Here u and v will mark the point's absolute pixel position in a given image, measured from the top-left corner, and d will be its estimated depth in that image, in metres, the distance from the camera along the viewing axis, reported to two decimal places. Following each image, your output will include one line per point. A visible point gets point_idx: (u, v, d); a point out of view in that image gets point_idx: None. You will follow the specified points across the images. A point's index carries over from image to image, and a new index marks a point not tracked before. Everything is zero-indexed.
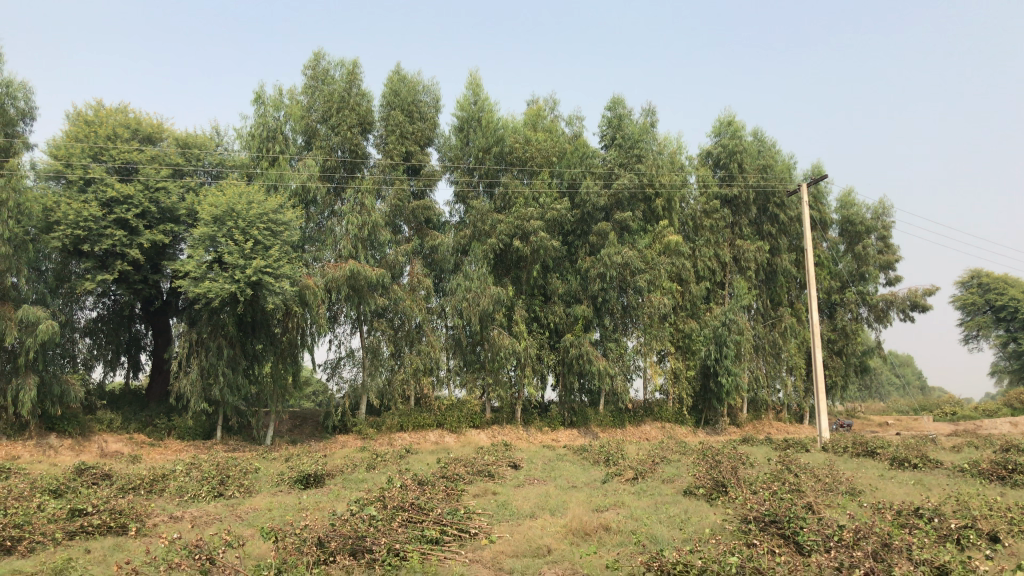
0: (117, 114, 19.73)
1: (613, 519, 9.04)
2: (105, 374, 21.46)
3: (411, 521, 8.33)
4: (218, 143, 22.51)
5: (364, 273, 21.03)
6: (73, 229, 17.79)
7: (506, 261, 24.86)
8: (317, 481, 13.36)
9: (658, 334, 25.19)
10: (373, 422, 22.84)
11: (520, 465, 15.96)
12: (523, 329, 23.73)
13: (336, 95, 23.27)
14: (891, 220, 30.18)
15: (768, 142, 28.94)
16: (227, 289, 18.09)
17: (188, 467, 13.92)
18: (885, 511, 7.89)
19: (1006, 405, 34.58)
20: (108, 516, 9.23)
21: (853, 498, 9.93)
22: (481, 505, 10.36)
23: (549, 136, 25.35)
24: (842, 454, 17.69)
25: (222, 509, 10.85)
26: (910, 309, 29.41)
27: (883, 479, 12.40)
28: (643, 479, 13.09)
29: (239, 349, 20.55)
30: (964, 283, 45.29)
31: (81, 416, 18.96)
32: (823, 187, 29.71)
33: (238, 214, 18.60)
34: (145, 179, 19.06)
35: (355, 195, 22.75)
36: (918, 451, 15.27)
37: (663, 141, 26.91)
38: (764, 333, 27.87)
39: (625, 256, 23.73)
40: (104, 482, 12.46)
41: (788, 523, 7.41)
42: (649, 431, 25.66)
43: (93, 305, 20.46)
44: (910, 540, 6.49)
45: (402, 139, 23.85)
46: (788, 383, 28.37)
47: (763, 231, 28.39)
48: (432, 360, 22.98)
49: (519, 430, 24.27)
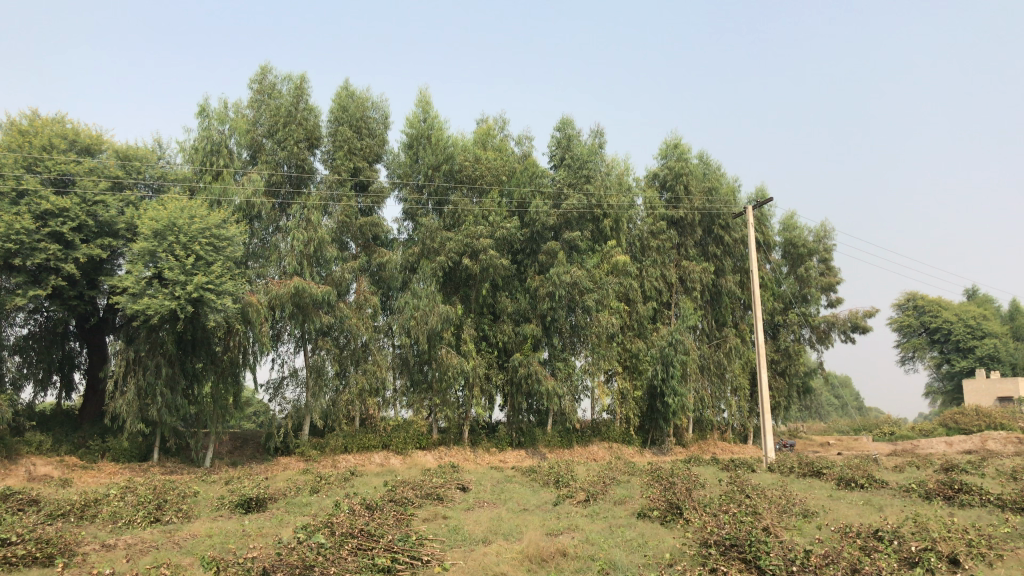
0: (53, 124, 19.05)
1: (568, 543, 8.83)
2: (36, 393, 20.59)
3: (360, 549, 8.01)
4: (160, 156, 21.98)
5: (309, 290, 20.65)
6: (4, 242, 16.95)
7: (455, 279, 24.62)
8: (259, 505, 12.89)
9: (606, 354, 25.08)
10: (316, 444, 22.22)
11: (468, 488, 15.66)
12: (472, 348, 23.44)
13: (282, 108, 22.76)
14: (832, 243, 30.77)
15: (713, 164, 29.32)
16: (167, 306, 17.52)
17: (123, 491, 13.32)
18: (846, 534, 7.85)
19: (941, 425, 35.36)
20: (34, 546, 8.70)
21: (808, 520, 9.89)
22: (431, 530, 10.08)
23: (498, 154, 25.33)
24: (789, 474, 17.80)
25: (159, 536, 10.37)
26: (851, 331, 29.98)
27: (834, 499, 12.41)
28: (596, 501, 12.91)
29: (178, 368, 19.76)
30: (901, 305, 46.38)
31: (7, 438, 18.09)
32: (767, 210, 30.19)
33: (180, 228, 18.01)
34: (82, 192, 18.50)
35: (301, 211, 22.29)
36: (864, 470, 15.39)
37: (611, 162, 27.03)
38: (710, 353, 28.04)
39: (574, 275, 23.81)
40: (31, 508, 11.84)
41: (750, 547, 7.28)
42: (597, 452, 25.54)
43: (24, 322, 19.66)
44: (881, 565, 6.50)
45: (350, 154, 23.49)
46: (732, 404, 28.50)
47: (708, 252, 28.60)
48: (378, 380, 22.62)
49: (466, 451, 23.96)
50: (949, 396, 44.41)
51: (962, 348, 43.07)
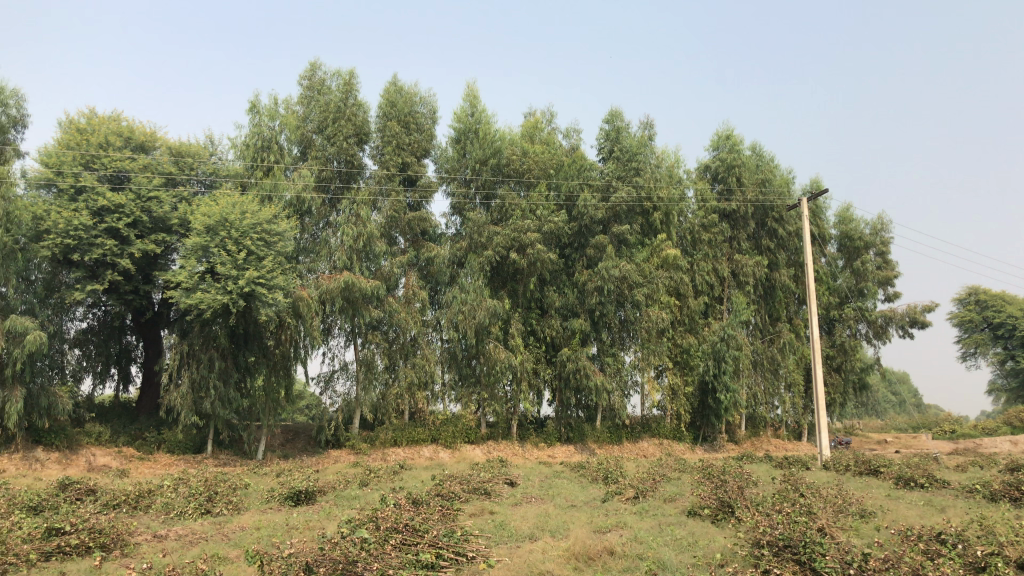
0: (109, 122, 19.40)
1: (617, 542, 8.64)
2: (95, 386, 21.06)
3: (405, 544, 7.95)
4: (212, 152, 22.23)
5: (359, 284, 20.73)
6: (63, 238, 17.45)
7: (503, 274, 24.49)
8: (308, 497, 12.94)
9: (656, 349, 24.74)
10: (366, 437, 22.37)
11: (517, 483, 15.55)
12: (520, 343, 23.35)
13: (332, 104, 23.01)
14: (890, 236, 29.89)
15: (766, 156, 28.74)
16: (219, 300, 17.71)
17: (176, 482, 13.47)
18: (906, 537, 7.55)
19: (1006, 423, 34.24)
20: (87, 536, 8.81)
21: (865, 521, 9.57)
22: (478, 525, 9.99)
23: (546, 148, 25.16)
24: (845, 472, 17.30)
25: (209, 528, 10.45)
26: (909, 326, 29.14)
27: (893, 499, 11.98)
28: (645, 499, 12.68)
29: (231, 362, 20.01)
30: (962, 300, 45.04)
31: (69, 429, 18.56)
32: (822, 203, 29.47)
33: (231, 224, 18.24)
34: (137, 188, 18.78)
35: (351, 206, 22.40)
36: (924, 470, 14.88)
37: (661, 154, 26.65)
38: (763, 348, 27.50)
39: (623, 269, 23.54)
40: (88, 498, 12.05)
41: (805, 548, 7.03)
42: (647, 448, 25.24)
43: (83, 316, 20.11)
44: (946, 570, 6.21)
45: (399, 150, 23.52)
46: (786, 400, 27.88)
47: (761, 246, 28.08)
48: (426, 374, 22.60)
49: (515, 446, 23.86)
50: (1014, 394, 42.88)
51: None
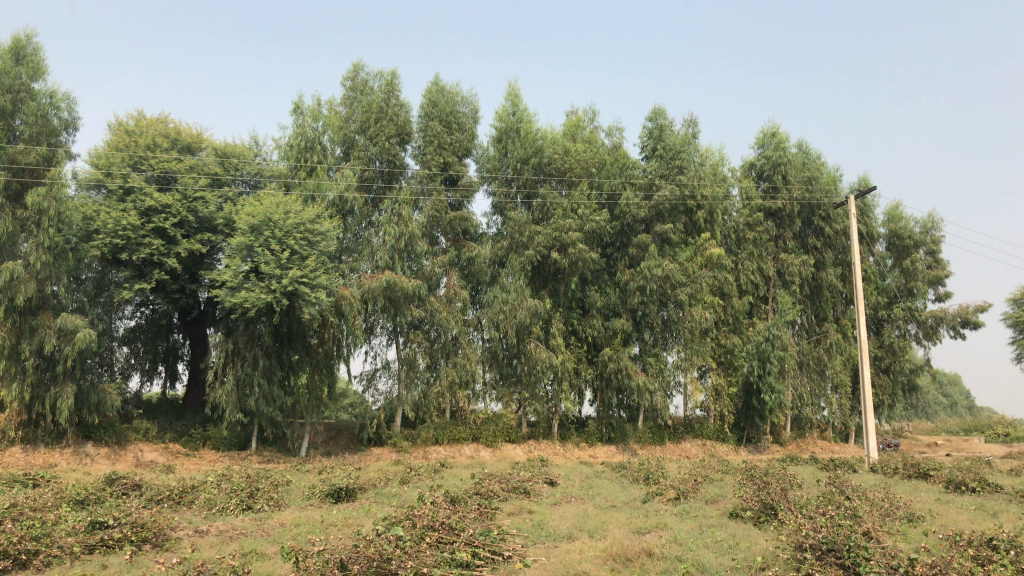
0: (157, 124, 19.74)
1: (655, 543, 8.51)
2: (143, 383, 21.48)
3: (441, 542, 7.93)
4: (256, 153, 22.51)
5: (400, 284, 20.78)
6: (112, 237, 17.78)
7: (544, 274, 24.45)
8: (349, 495, 13.00)
9: (700, 349, 24.47)
10: (408, 436, 22.45)
11: (557, 482, 15.49)
12: (561, 343, 23.26)
13: (374, 105, 23.11)
14: (941, 234, 29.18)
15: (813, 154, 28.27)
16: (264, 299, 17.88)
17: (219, 478, 13.64)
18: (956, 543, 7.29)
19: None
20: (129, 530, 8.93)
21: (913, 526, 9.31)
22: (516, 525, 9.93)
23: (588, 147, 24.98)
24: (893, 475, 16.89)
25: (249, 523, 10.55)
26: (961, 326, 28.43)
27: (942, 504, 11.65)
28: (686, 500, 12.50)
29: (275, 360, 20.25)
30: (1017, 301, 43.85)
31: (117, 425, 18.88)
32: (869, 201, 28.87)
33: (275, 223, 18.41)
34: (184, 189, 19.00)
35: (393, 206, 22.63)
36: (976, 474, 14.45)
37: (705, 152, 26.32)
38: (809, 349, 27.10)
39: (665, 269, 23.30)
40: (134, 493, 12.26)
41: (848, 552, 6.84)
42: (690, 449, 24.97)
43: (132, 314, 20.51)
44: None
45: (440, 149, 23.53)
46: (833, 401, 27.32)
47: (808, 244, 27.61)
48: (468, 373, 22.60)
49: (556, 445, 23.78)
50: None
51: None
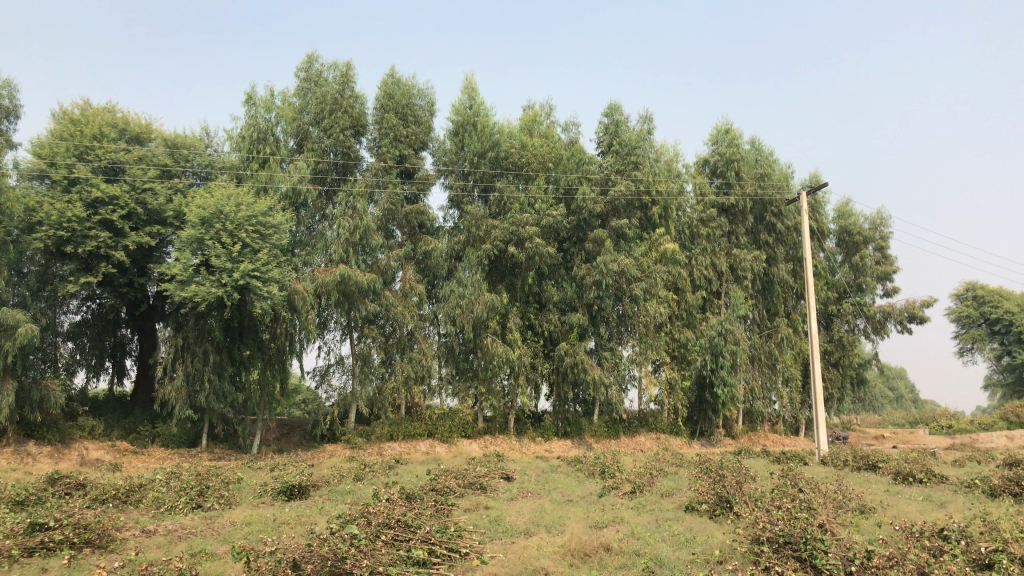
0: (104, 113, 19.15)
1: (614, 538, 8.48)
2: (89, 379, 20.91)
3: (396, 540, 7.80)
4: (207, 145, 22.04)
5: (355, 278, 20.52)
6: (56, 230, 17.23)
7: (501, 268, 24.27)
8: (302, 492, 12.79)
9: (654, 344, 24.59)
10: (362, 432, 22.19)
11: (513, 477, 15.44)
12: (517, 337, 23.16)
13: (328, 96, 22.69)
14: (889, 231, 29.73)
15: (765, 151, 28.55)
16: (214, 293, 17.52)
17: (168, 476, 13.32)
18: (909, 534, 7.38)
19: (1002, 418, 34.21)
20: (71, 531, 8.65)
21: (865, 517, 9.44)
22: (472, 521, 9.83)
23: (545, 141, 24.96)
24: (843, 467, 17.16)
25: (199, 522, 10.30)
26: (907, 321, 29.04)
27: (892, 495, 11.84)
28: (642, 494, 12.52)
29: (226, 355, 19.84)
30: (960, 296, 44.89)
31: (61, 423, 18.37)
32: (821, 198, 29.31)
33: (226, 216, 18.02)
34: (133, 180, 18.49)
35: (347, 199, 22.29)
36: (923, 465, 14.72)
37: (660, 148, 26.44)
38: (760, 343, 27.36)
39: (621, 264, 23.36)
40: (77, 493, 11.90)
41: (805, 545, 6.89)
42: (644, 443, 25.10)
43: (77, 308, 19.95)
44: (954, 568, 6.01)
45: (396, 142, 23.30)
46: (783, 395, 27.72)
47: (759, 240, 27.89)
48: (423, 369, 22.49)
49: (512, 440, 23.73)
50: (1011, 389, 42.68)
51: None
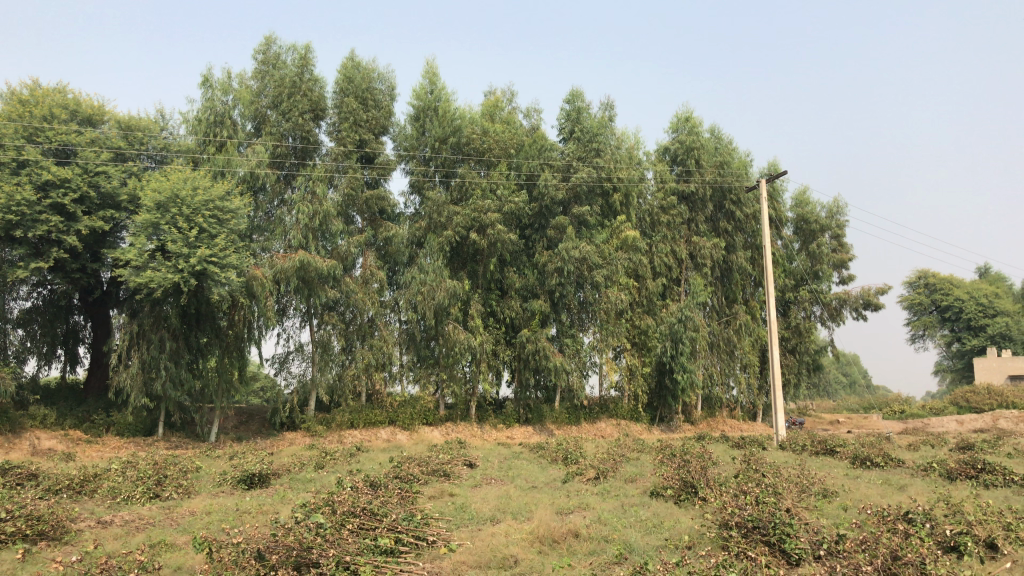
0: (54, 94, 18.59)
1: (581, 524, 8.45)
2: (40, 367, 20.39)
3: (362, 529, 7.68)
4: (162, 127, 21.49)
5: (314, 264, 20.28)
6: (5, 213, 16.62)
7: (462, 255, 24.20)
8: (262, 480, 12.62)
9: (615, 331, 24.70)
10: (322, 419, 21.96)
11: (476, 464, 15.36)
12: (479, 324, 23.05)
13: (287, 79, 22.27)
14: (845, 219, 30.13)
15: (725, 139, 28.69)
16: (170, 279, 17.14)
17: (124, 465, 13.00)
18: (875, 518, 7.48)
19: (952, 403, 35.02)
20: (24, 523, 8.39)
21: (829, 501, 9.56)
22: (437, 508, 9.77)
23: (506, 127, 24.83)
24: (802, 452, 17.39)
25: (157, 512, 10.07)
26: (863, 308, 29.51)
27: (852, 479, 12.02)
28: (606, 479, 12.57)
29: (183, 343, 19.37)
30: (912, 283, 45.71)
31: (12, 412, 17.87)
32: (779, 186, 29.56)
33: (182, 200, 17.60)
34: (85, 162, 18.09)
35: (306, 183, 21.94)
36: (879, 449, 14.98)
37: (621, 135, 26.48)
38: (719, 330, 27.60)
39: (583, 251, 23.34)
40: (30, 483, 11.59)
41: (774, 529, 6.96)
42: (605, 429, 25.21)
43: (28, 295, 19.43)
44: (926, 552, 6.07)
45: (356, 127, 23.00)
46: (742, 381, 28.00)
47: (719, 228, 28.05)
48: (384, 356, 22.29)
49: (473, 427, 23.66)
50: (959, 374, 43.68)
51: (974, 326, 42.24)
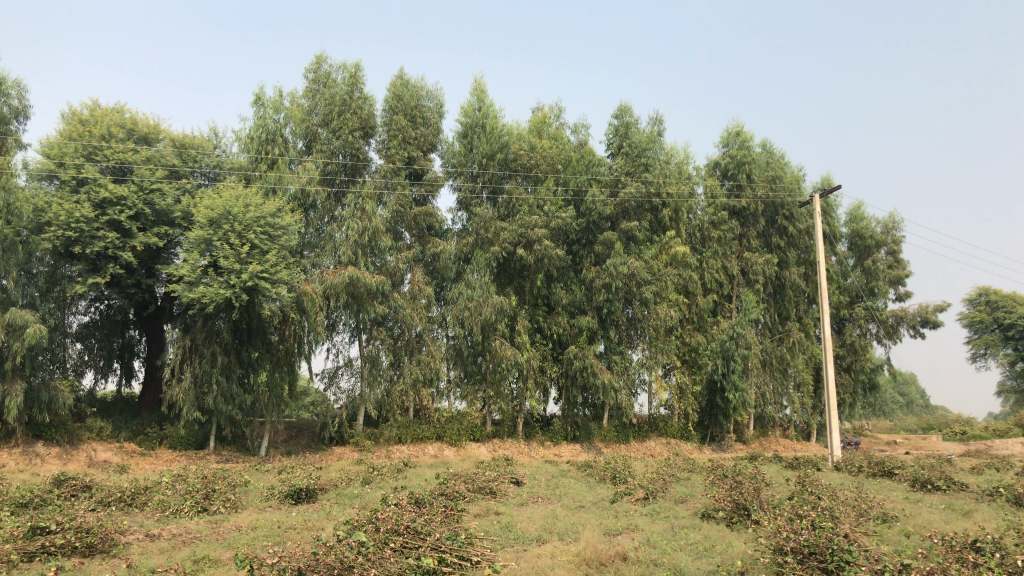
0: (113, 113, 19.02)
1: (629, 546, 8.22)
2: (96, 381, 20.77)
3: (406, 548, 7.57)
4: (216, 145, 21.93)
5: (364, 280, 20.35)
6: (64, 230, 17.07)
7: (509, 270, 24.07)
8: (309, 495, 12.62)
9: (665, 348, 24.41)
10: (370, 434, 21.97)
11: (523, 482, 15.22)
12: (526, 340, 22.93)
13: (337, 97, 22.49)
14: (901, 235, 29.42)
15: (777, 153, 28.24)
16: (222, 294, 17.35)
17: (174, 479, 13.10)
18: (939, 546, 7.13)
19: (1017, 425, 33.80)
20: (73, 535, 8.46)
21: (889, 526, 9.18)
22: (483, 527, 9.63)
23: (554, 144, 24.70)
24: (858, 474, 16.83)
25: (204, 527, 10.10)
26: (921, 326, 28.71)
27: (913, 503, 11.57)
28: (656, 500, 12.29)
29: (234, 357, 19.64)
30: (973, 301, 44.43)
31: (69, 424, 18.22)
32: (832, 201, 28.98)
33: (234, 217, 17.83)
34: (140, 180, 18.36)
35: (356, 200, 22.07)
36: (942, 472, 14.42)
37: (670, 150, 26.20)
38: (772, 348, 27.04)
39: (631, 266, 23.07)
40: (83, 495, 11.75)
41: (832, 556, 6.68)
42: (654, 448, 24.83)
43: (86, 310, 19.87)
44: None
45: (405, 144, 23.09)
46: (795, 400, 27.35)
47: (771, 244, 27.53)
48: (432, 371, 22.20)
49: (521, 444, 23.48)
50: None
51: None
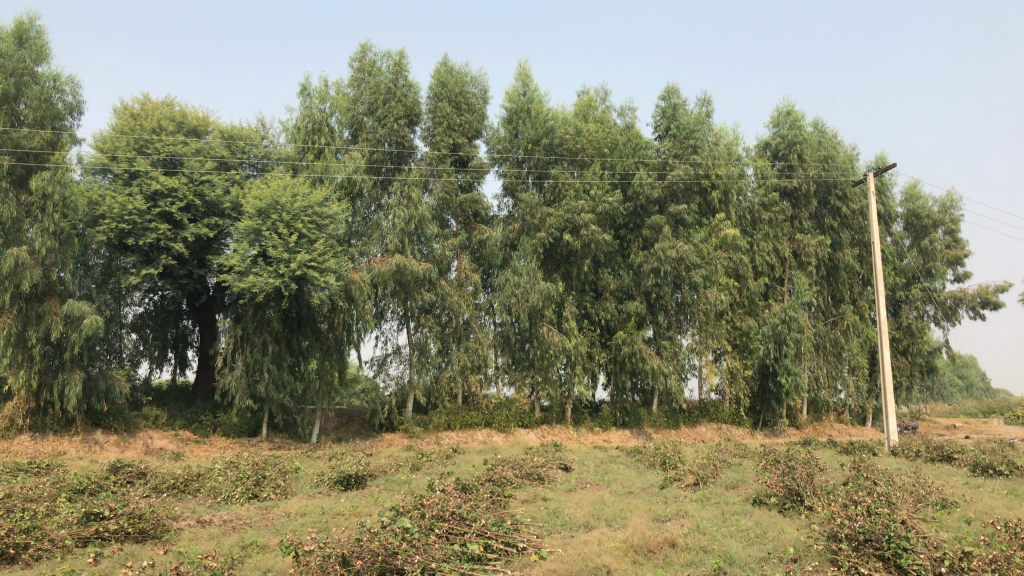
0: (163, 107, 19.36)
1: (678, 532, 8.07)
2: (152, 370, 21.23)
3: (452, 534, 7.54)
4: (264, 136, 22.11)
5: (410, 267, 20.36)
6: (118, 222, 17.33)
7: (556, 256, 24.00)
8: (359, 482, 12.67)
9: (715, 332, 24.04)
10: (419, 421, 22.10)
11: (572, 468, 15.12)
12: (574, 326, 22.72)
13: (382, 86, 22.58)
14: (960, 213, 28.58)
15: (829, 133, 27.53)
16: (271, 283, 17.48)
17: (227, 466, 13.26)
18: (1002, 533, 6.85)
19: None
20: (126, 521, 8.58)
21: (949, 512, 8.88)
22: (530, 513, 9.56)
23: (601, 126, 24.53)
24: (916, 458, 16.40)
25: (254, 512, 10.20)
26: (981, 307, 27.85)
27: (973, 488, 11.20)
28: (706, 485, 12.10)
29: (284, 346, 19.86)
30: None
31: (126, 412, 18.64)
32: (887, 180, 28.25)
33: (282, 206, 17.98)
34: (190, 172, 18.66)
35: (402, 188, 22.11)
36: (1004, 456, 13.95)
37: (719, 131, 25.71)
38: (825, 331, 26.50)
39: (680, 250, 22.71)
40: (138, 481, 11.96)
41: (887, 543, 6.47)
42: (706, 433, 24.53)
43: (140, 301, 20.29)
44: None
45: (449, 131, 23.06)
46: (850, 384, 26.71)
47: (824, 225, 26.92)
48: (480, 358, 22.13)
49: (569, 430, 23.36)
50: None
51: None
